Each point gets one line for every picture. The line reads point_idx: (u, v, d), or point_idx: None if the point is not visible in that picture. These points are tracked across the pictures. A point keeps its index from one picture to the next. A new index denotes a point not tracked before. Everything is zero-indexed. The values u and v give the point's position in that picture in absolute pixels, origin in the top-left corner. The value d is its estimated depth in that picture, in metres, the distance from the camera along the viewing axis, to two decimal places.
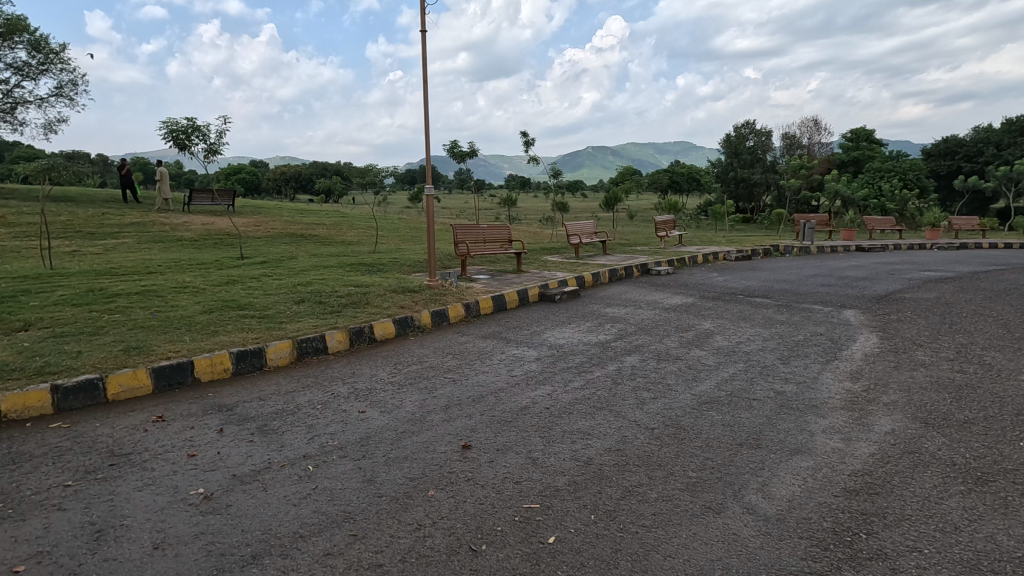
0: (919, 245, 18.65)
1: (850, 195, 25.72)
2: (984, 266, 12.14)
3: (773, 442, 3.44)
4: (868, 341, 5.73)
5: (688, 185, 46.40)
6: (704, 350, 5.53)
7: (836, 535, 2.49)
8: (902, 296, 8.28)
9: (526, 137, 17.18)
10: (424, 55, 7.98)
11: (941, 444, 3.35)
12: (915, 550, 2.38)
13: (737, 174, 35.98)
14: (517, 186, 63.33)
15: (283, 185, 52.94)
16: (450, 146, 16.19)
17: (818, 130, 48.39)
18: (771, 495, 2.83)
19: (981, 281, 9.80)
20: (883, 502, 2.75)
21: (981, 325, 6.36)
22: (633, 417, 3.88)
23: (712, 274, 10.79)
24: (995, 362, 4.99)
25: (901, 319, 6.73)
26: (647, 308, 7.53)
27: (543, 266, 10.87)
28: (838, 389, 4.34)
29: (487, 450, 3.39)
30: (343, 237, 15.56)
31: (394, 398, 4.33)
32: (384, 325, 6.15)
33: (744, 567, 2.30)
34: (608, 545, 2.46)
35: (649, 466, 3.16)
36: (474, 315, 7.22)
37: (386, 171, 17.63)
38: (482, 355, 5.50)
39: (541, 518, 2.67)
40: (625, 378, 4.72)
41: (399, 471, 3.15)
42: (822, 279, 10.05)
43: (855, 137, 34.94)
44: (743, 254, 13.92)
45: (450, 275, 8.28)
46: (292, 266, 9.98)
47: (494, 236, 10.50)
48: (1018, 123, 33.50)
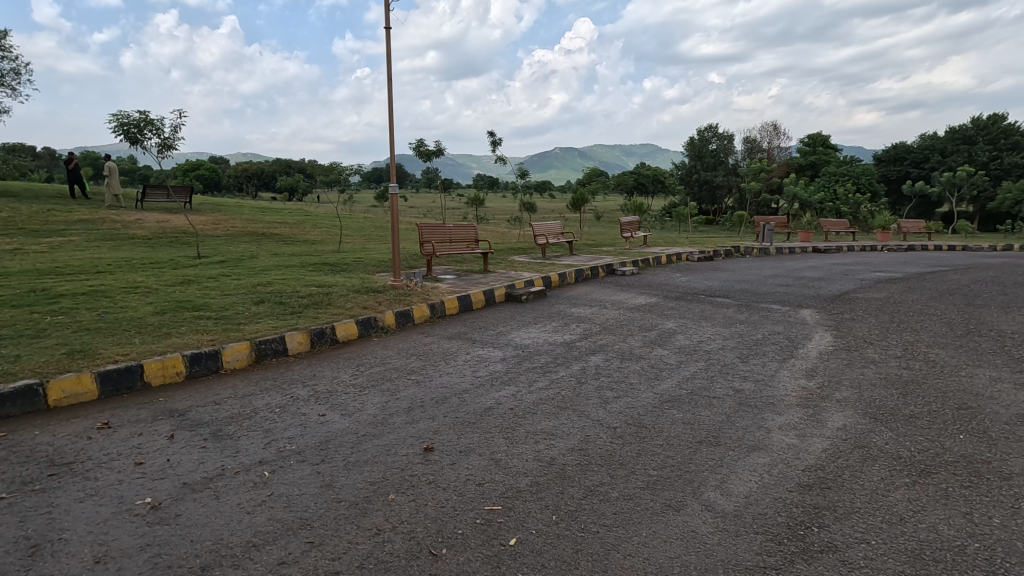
0: (870, 246, 19.47)
1: (806, 198, 26.61)
2: (931, 267, 12.73)
3: (731, 439, 3.52)
4: (822, 339, 5.93)
5: (653, 186, 47.22)
6: (667, 349, 5.61)
7: (789, 529, 2.56)
8: (854, 296, 8.61)
9: (493, 137, 17.18)
10: (388, 52, 7.90)
11: (888, 438, 3.49)
12: (864, 542, 2.46)
13: (701, 177, 36.78)
14: (485, 186, 63.17)
15: (244, 182, 51.46)
16: (416, 144, 16.06)
17: (776, 135, 50.00)
18: (728, 492, 2.89)
19: (926, 282, 10.28)
20: (834, 496, 2.84)
21: (925, 324, 6.67)
22: (596, 416, 3.90)
23: (675, 274, 10.99)
24: (938, 358, 5.24)
25: (853, 318, 6.99)
26: (611, 308, 7.61)
27: (510, 266, 10.86)
28: (793, 387, 4.47)
29: (450, 453, 3.35)
30: (306, 236, 15.24)
31: (355, 401, 4.25)
32: (347, 326, 6.03)
33: (701, 564, 2.33)
34: (569, 545, 2.46)
35: (611, 465, 3.18)
36: (439, 315, 7.17)
37: (350, 169, 17.33)
38: (447, 355, 5.46)
39: (502, 520, 2.66)
40: (589, 377, 4.75)
41: (359, 475, 3.09)
42: (780, 279, 10.37)
43: (812, 141, 36.13)
44: (705, 254, 14.25)
45: (416, 274, 8.19)
46: (252, 265, 9.68)
47: (460, 235, 10.43)
48: (960, 130, 35.34)
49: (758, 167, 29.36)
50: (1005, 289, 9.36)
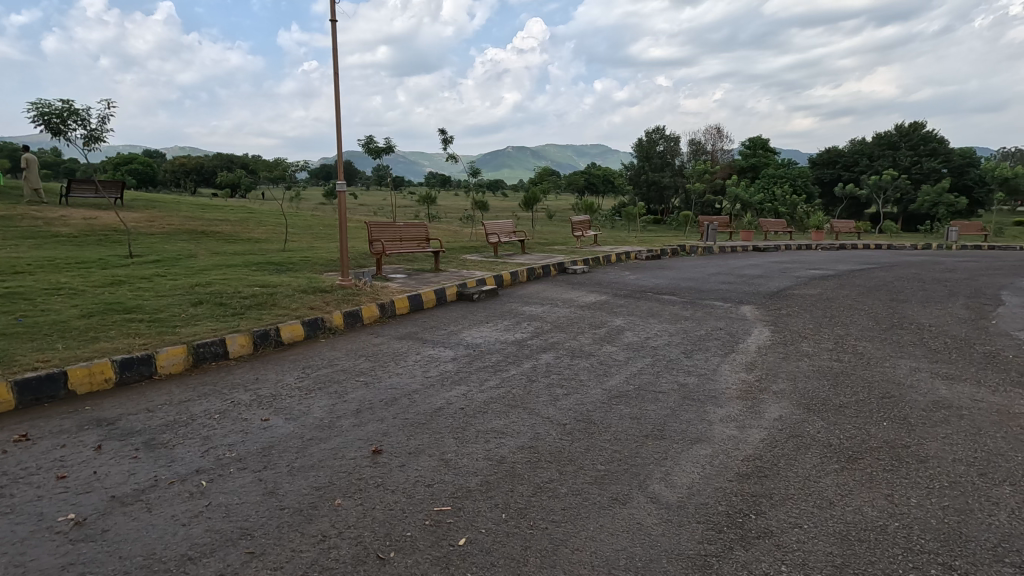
0: (805, 245, 20.53)
1: (747, 198, 27.74)
2: (860, 265, 13.50)
3: (675, 432, 3.63)
4: (761, 334, 6.21)
5: (604, 186, 48.09)
6: (615, 346, 5.73)
7: (729, 517, 2.67)
8: (791, 292, 9.05)
9: (444, 134, 17.05)
10: (335, 46, 7.74)
11: (820, 427, 3.69)
12: (797, 527, 2.59)
13: (649, 177, 37.75)
14: (437, 184, 62.63)
15: (181, 177, 49.01)
16: (365, 140, 15.74)
17: (719, 137, 51.89)
18: (672, 483, 2.98)
19: (856, 278, 10.93)
20: (770, 483, 2.98)
21: (855, 318, 7.09)
22: (546, 414, 3.94)
23: (625, 273, 11.22)
24: (865, 350, 5.59)
25: (789, 314, 7.35)
26: (562, 306, 7.71)
27: (462, 265, 10.80)
28: (734, 380, 4.66)
29: (399, 454, 3.31)
30: (249, 234, 14.68)
31: (301, 404, 4.13)
32: (292, 327, 5.84)
33: (646, 555, 2.40)
34: (518, 542, 2.48)
35: (560, 461, 3.22)
36: (389, 315, 7.05)
37: (296, 165, 16.81)
38: (398, 356, 5.38)
39: (452, 520, 2.64)
40: (539, 375, 4.79)
41: (304, 480, 3.00)
42: (723, 276, 10.79)
43: (753, 145, 37.65)
44: (653, 253, 14.63)
45: (365, 273, 8.02)
46: (189, 265, 9.22)
47: (410, 234, 10.28)
48: (886, 137, 37.77)
49: (702, 168, 30.35)
50: (924, 285, 10.06)
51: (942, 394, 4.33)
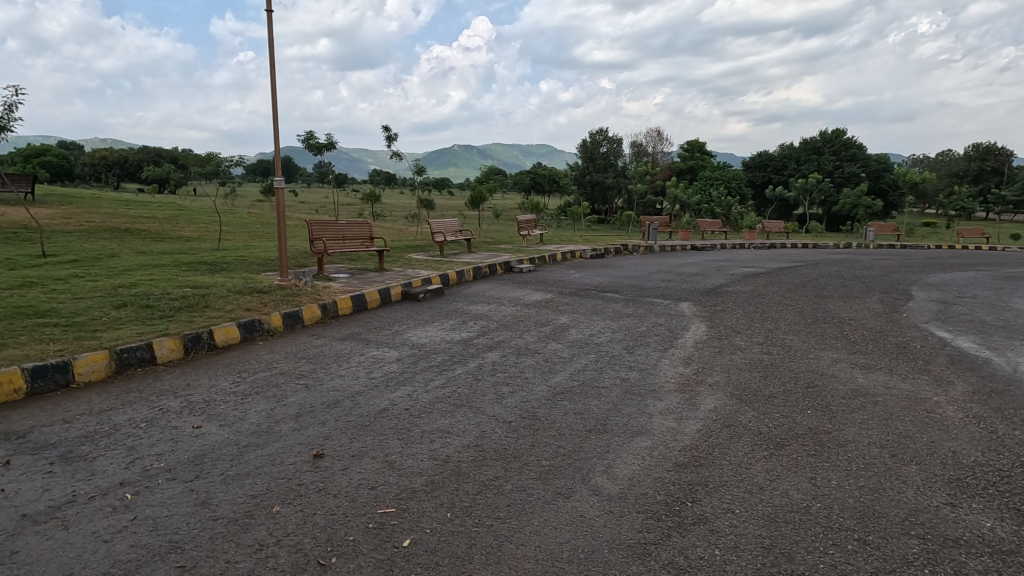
0: (739, 244, 21.52)
1: (686, 199, 28.77)
2: (788, 263, 14.29)
3: (617, 426, 3.73)
4: (698, 330, 6.48)
5: (549, 185, 48.71)
6: (560, 343, 5.82)
7: (667, 505, 2.77)
8: (725, 289, 9.48)
9: (389, 131, 16.76)
10: (271, 37, 7.45)
11: (751, 416, 3.89)
12: (729, 512, 2.72)
13: (594, 178, 38.53)
14: (381, 182, 61.47)
15: (103, 171, 45.80)
16: (305, 136, 15.23)
17: (659, 139, 53.58)
18: (614, 476, 3.07)
19: (785, 276, 11.56)
20: (706, 472, 3.12)
21: (783, 313, 7.51)
22: (492, 412, 3.95)
23: (570, 271, 11.42)
24: (791, 343, 5.94)
25: (724, 310, 7.70)
26: (508, 305, 7.75)
27: (407, 264, 10.65)
28: (672, 374, 4.84)
29: (342, 458, 3.23)
30: (179, 232, 13.90)
31: (236, 410, 3.95)
32: (227, 330, 5.58)
33: (589, 546, 2.46)
34: (463, 540, 2.48)
35: (505, 458, 3.25)
36: (331, 315, 6.87)
37: (230, 160, 16.06)
38: (340, 357, 5.26)
39: (396, 521, 2.61)
40: (485, 373, 4.80)
41: (240, 488, 2.88)
42: (662, 274, 11.16)
43: (691, 147, 39.10)
44: (597, 251, 14.93)
45: (305, 273, 7.77)
46: (110, 265, 8.62)
47: (353, 232, 10.03)
48: (811, 142, 40.18)
49: (643, 170, 31.27)
50: (844, 281, 10.78)
51: (859, 382, 4.66)
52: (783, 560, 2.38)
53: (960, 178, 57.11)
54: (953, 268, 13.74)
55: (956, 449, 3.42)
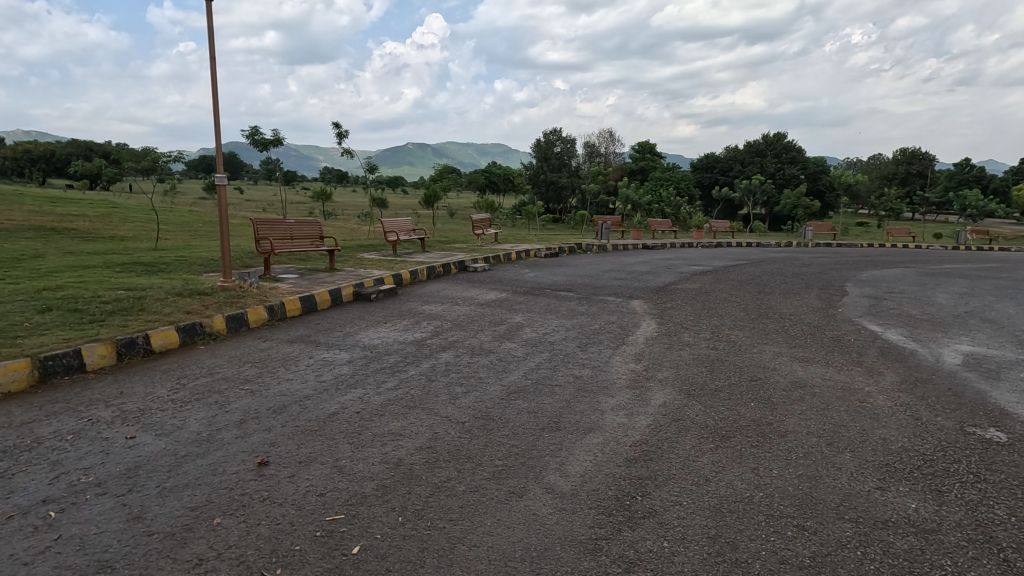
0: (688, 243, 22.21)
1: (638, 199, 29.39)
2: (734, 261, 14.84)
3: (570, 423, 3.77)
4: (649, 326, 6.64)
5: (504, 185, 48.90)
6: (514, 342, 5.82)
7: (618, 500, 2.82)
8: (675, 287, 9.75)
9: (339, 127, 16.38)
10: (210, 27, 7.14)
11: (698, 410, 4.02)
12: (677, 504, 2.79)
13: (548, 177, 38.88)
14: (332, 181, 60.15)
15: (27, 165, 42.79)
16: (250, 131, 14.68)
17: (611, 139, 54.64)
18: (567, 473, 3.10)
19: (730, 274, 11.98)
20: (655, 465, 3.19)
21: (729, 309, 7.79)
22: (445, 413, 3.92)
23: (524, 270, 11.48)
24: (736, 338, 6.18)
25: (674, 307, 7.92)
26: (463, 304, 7.71)
27: (359, 263, 10.43)
28: (623, 370, 4.93)
29: (288, 465, 3.12)
30: (112, 231, 13.13)
31: (174, 418, 3.76)
32: (165, 334, 5.30)
33: (541, 544, 2.47)
34: (415, 545, 2.44)
35: (458, 459, 3.22)
36: (278, 317, 6.64)
37: (169, 156, 15.31)
38: (288, 360, 5.08)
39: (345, 529, 2.55)
40: (439, 374, 4.76)
41: (178, 501, 2.74)
42: (615, 273, 11.37)
43: (642, 148, 39.98)
44: (551, 250, 15.05)
45: (250, 274, 7.48)
46: (34, 267, 8.05)
47: (302, 232, 9.73)
48: (754, 145, 41.91)
49: (596, 169, 31.76)
50: (785, 278, 11.28)
51: (799, 375, 4.88)
52: (728, 548, 2.45)
53: (889, 181, 60.85)
54: (882, 266, 14.62)
55: (885, 436, 3.63)
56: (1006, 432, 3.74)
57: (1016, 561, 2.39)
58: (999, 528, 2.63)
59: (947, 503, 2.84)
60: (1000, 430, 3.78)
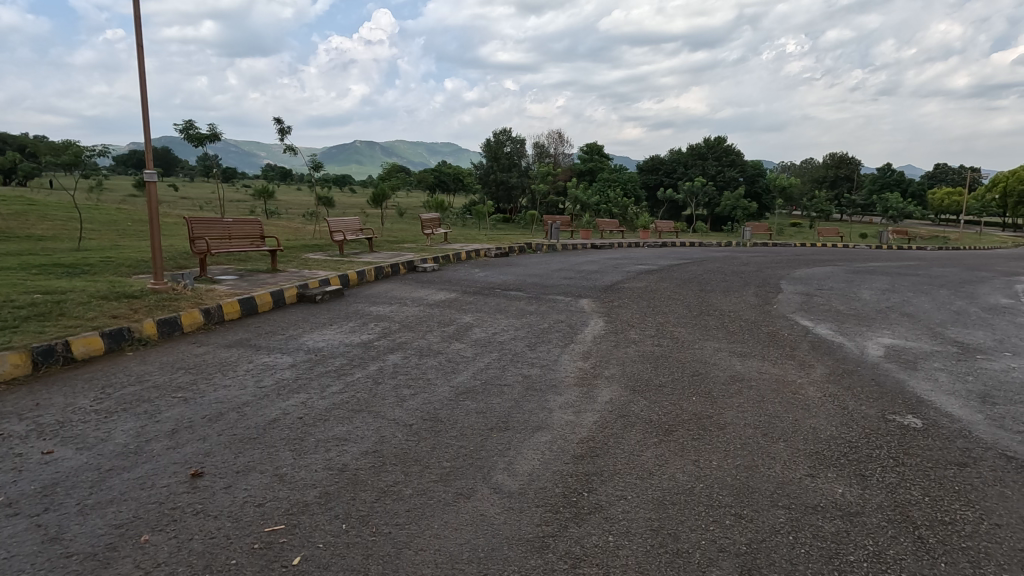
0: (634, 243, 22.78)
1: (586, 199, 29.84)
2: (678, 260, 15.33)
3: (518, 422, 3.78)
4: (596, 325, 6.77)
5: (454, 185, 48.64)
6: (463, 343, 5.79)
7: (564, 497, 2.85)
8: (622, 286, 9.97)
9: (281, 124, 15.81)
10: (137, 14, 6.74)
11: (643, 405, 4.12)
12: (622, 498, 2.85)
13: (498, 177, 38.95)
14: (275, 179, 58.11)
15: None
16: (184, 125, 13.96)
17: (560, 140, 55.17)
18: (514, 472, 3.10)
19: (674, 272, 12.37)
20: (601, 461, 3.25)
21: (673, 307, 8.04)
22: (392, 416, 3.85)
23: (474, 270, 11.44)
24: (679, 334, 6.39)
25: (620, 305, 8.10)
26: (411, 305, 7.60)
27: (303, 264, 10.10)
28: (572, 368, 5.00)
29: (224, 475, 2.98)
30: (28, 231, 12.16)
31: (98, 430, 3.52)
32: (88, 340, 4.96)
33: (489, 544, 2.46)
34: (358, 552, 2.38)
35: (405, 463, 3.17)
36: (216, 321, 6.35)
37: (92, 151, 14.34)
38: (225, 366, 4.86)
39: (286, 539, 2.46)
40: (386, 376, 4.67)
41: (101, 519, 2.56)
42: (564, 272, 11.50)
43: (590, 149, 40.62)
44: (501, 250, 15.08)
45: (184, 275, 7.11)
46: None
47: (241, 231, 9.32)
48: (696, 148, 43.48)
49: (545, 170, 32.07)
50: (726, 276, 11.73)
51: (737, 369, 5.10)
52: (670, 540, 2.53)
53: (819, 184, 64.50)
54: (814, 264, 15.46)
55: (815, 425, 3.84)
56: (922, 418, 4.03)
57: (928, 537, 2.58)
58: (915, 507, 2.83)
59: (871, 487, 3.02)
60: (916, 416, 4.07)
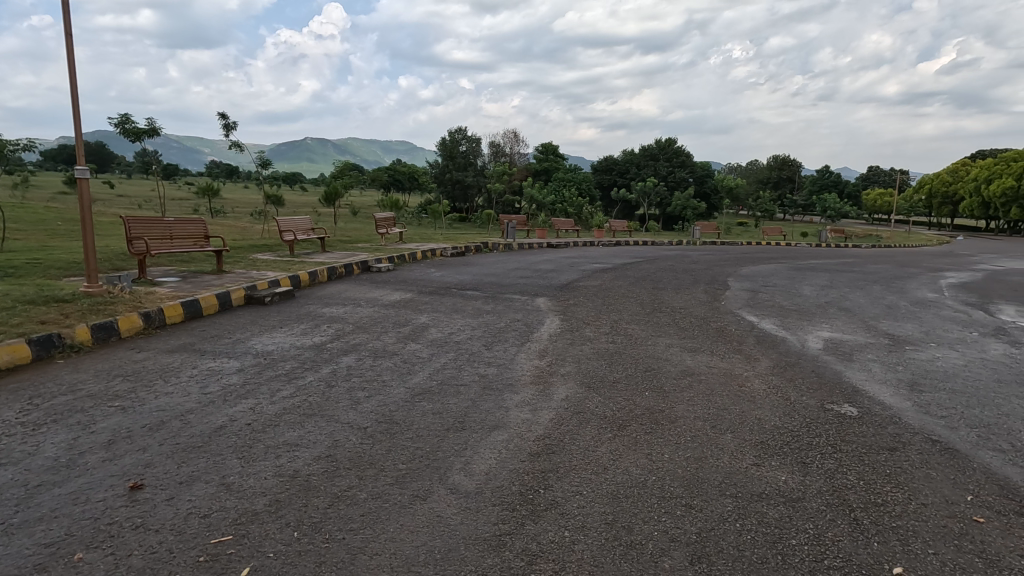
0: (590, 241, 23.13)
1: (542, 199, 30.05)
2: (631, 259, 15.66)
3: (475, 422, 3.77)
4: (552, 323, 6.84)
5: (409, 183, 48.08)
6: (419, 344, 5.73)
7: (521, 495, 2.87)
8: (578, 284, 10.10)
9: (226, 119, 15.21)
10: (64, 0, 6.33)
11: (598, 402, 4.19)
12: (578, 494, 2.89)
13: (454, 176, 38.73)
14: (221, 177, 55.90)
15: None
16: (120, 119, 13.23)
17: (515, 140, 55.34)
18: (471, 472, 3.10)
19: (628, 270, 12.64)
20: (557, 458, 3.28)
21: (627, 305, 8.22)
22: (346, 419, 3.77)
23: (430, 269, 11.34)
24: (633, 331, 6.54)
25: (576, 303, 8.21)
26: (366, 306, 7.46)
27: (251, 265, 9.75)
28: (528, 367, 5.03)
29: (166, 487, 2.85)
30: None
31: (26, 444, 3.29)
32: (14, 348, 4.64)
33: (446, 545, 2.45)
34: (311, 560, 2.33)
35: (359, 467, 3.11)
36: (156, 326, 6.05)
37: (16, 145, 13.38)
38: (167, 372, 4.64)
39: (233, 550, 2.37)
40: (339, 379, 4.57)
41: (29, 539, 2.40)
42: (520, 271, 11.56)
43: (545, 149, 40.98)
44: (457, 250, 15.00)
45: (121, 277, 6.74)
46: None
47: (184, 231, 8.91)
48: (649, 150, 44.55)
49: (501, 169, 32.12)
50: (677, 274, 12.07)
51: (688, 364, 5.26)
52: (624, 532, 2.58)
53: (764, 185, 67.19)
54: (759, 262, 16.11)
55: (760, 416, 4.00)
56: (857, 407, 4.27)
57: (863, 519, 2.74)
58: (850, 491, 3.00)
59: (811, 473, 3.18)
60: (852, 405, 4.31)
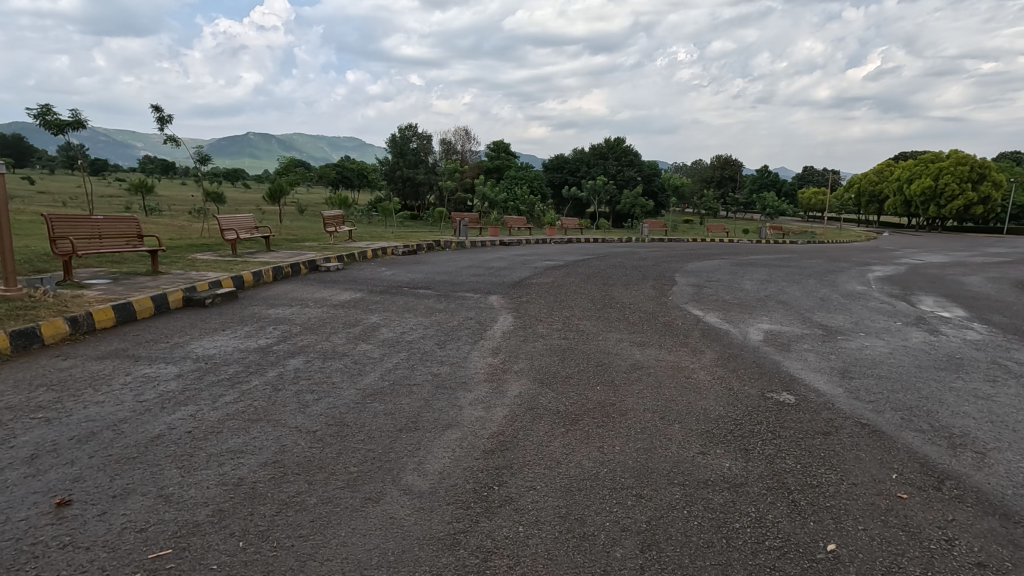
0: (541, 239, 23.34)
1: (494, 196, 30.06)
2: (582, 256, 15.91)
3: (428, 422, 3.74)
4: (505, 320, 6.86)
5: (358, 180, 47.03)
6: (370, 344, 5.61)
7: (475, 493, 2.86)
8: (530, 281, 10.18)
9: (160, 111, 14.42)
10: None
11: (551, 397, 4.24)
12: (532, 489, 2.92)
13: (404, 173, 38.18)
14: (155, 173, 52.93)
15: None
16: (40, 110, 12.31)
17: (466, 137, 55.04)
18: (425, 471, 3.07)
19: (579, 267, 12.84)
20: (511, 454, 3.30)
21: (578, 301, 8.34)
22: (293, 423, 3.66)
23: (380, 268, 11.14)
24: (584, 327, 6.64)
25: (528, 300, 8.27)
26: (314, 306, 7.26)
27: (189, 265, 9.28)
28: (481, 365, 5.03)
29: (97, 501, 2.68)
30: None
31: None
32: None
33: (399, 547, 2.42)
34: (257, 569, 2.25)
35: (308, 471, 3.03)
36: (85, 331, 5.68)
37: None
38: (97, 380, 4.35)
39: (173, 564, 2.26)
40: (286, 382, 4.43)
41: None
42: (473, 269, 11.53)
43: (497, 147, 41.01)
44: (408, 249, 14.80)
45: (43, 279, 6.28)
46: None
47: (114, 230, 8.39)
48: (598, 149, 45.32)
49: (453, 167, 31.92)
50: (627, 271, 12.35)
51: (637, 358, 5.39)
52: (577, 525, 2.62)
53: (708, 184, 69.65)
54: (704, 258, 16.69)
55: (706, 406, 4.16)
56: (794, 395, 4.50)
57: (800, 500, 2.89)
58: (789, 475, 3.16)
59: (753, 459, 3.33)
60: (790, 393, 4.54)
